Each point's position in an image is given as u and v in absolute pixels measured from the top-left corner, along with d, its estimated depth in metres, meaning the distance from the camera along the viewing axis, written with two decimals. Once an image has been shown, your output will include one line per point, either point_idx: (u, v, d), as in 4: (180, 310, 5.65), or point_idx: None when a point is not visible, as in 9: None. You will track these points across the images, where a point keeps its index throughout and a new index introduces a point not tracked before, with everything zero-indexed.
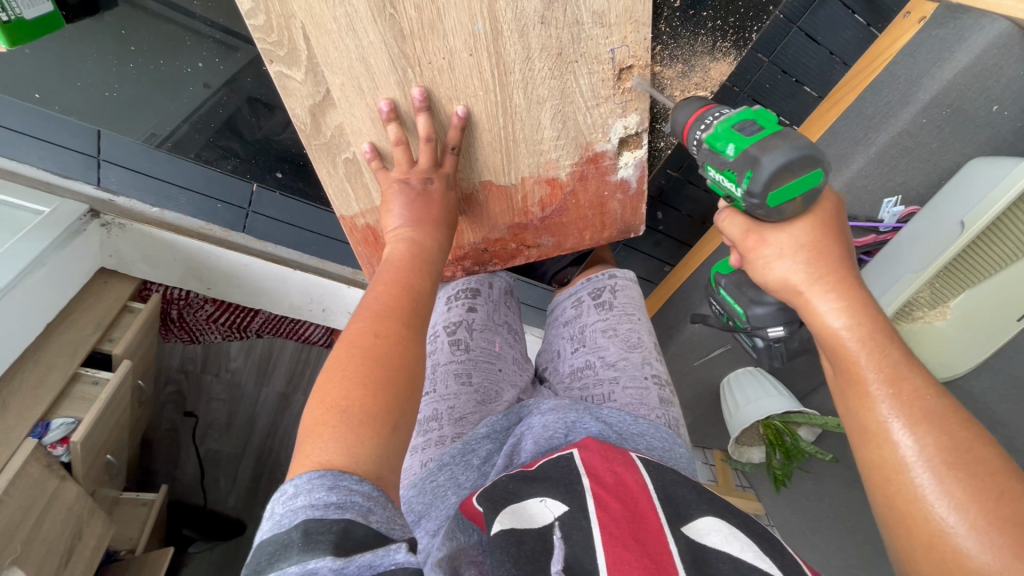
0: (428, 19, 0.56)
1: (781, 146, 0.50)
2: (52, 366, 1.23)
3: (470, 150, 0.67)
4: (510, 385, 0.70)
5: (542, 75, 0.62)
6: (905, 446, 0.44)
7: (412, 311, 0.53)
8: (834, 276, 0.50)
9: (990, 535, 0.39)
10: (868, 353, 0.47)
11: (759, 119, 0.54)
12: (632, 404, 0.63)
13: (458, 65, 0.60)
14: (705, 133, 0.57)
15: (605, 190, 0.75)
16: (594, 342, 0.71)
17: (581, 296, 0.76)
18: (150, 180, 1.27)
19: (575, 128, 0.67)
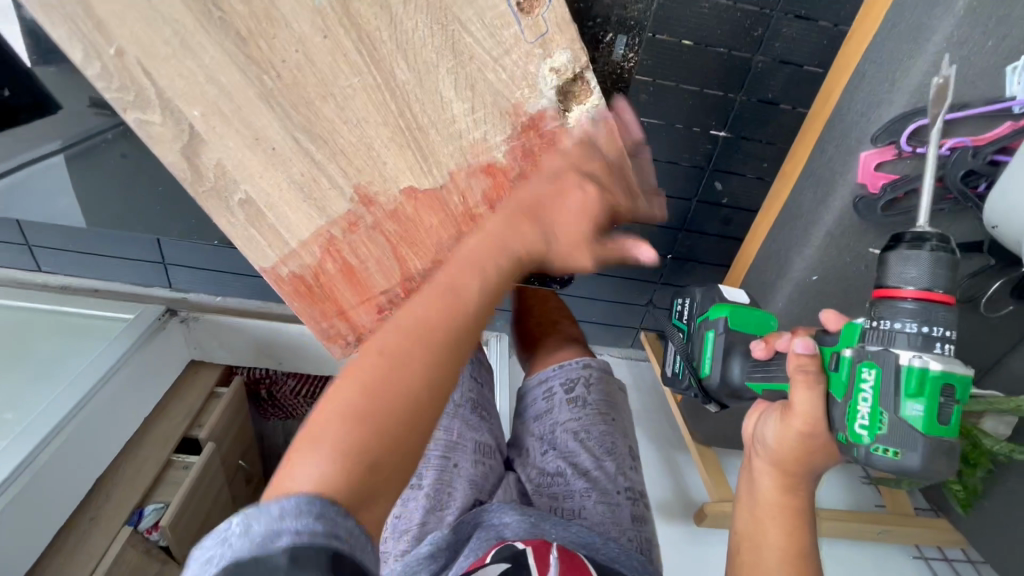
0: (260, 10, 0.47)
1: (942, 457, 0.50)
2: (147, 457, 1.24)
3: (372, 154, 0.54)
4: (466, 482, 0.75)
5: (416, 35, 0.49)
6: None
7: (434, 362, 0.42)
8: (791, 462, 0.59)
9: None
10: (775, 493, 0.59)
11: (957, 389, 0.50)
12: (601, 521, 0.72)
13: (316, 54, 0.49)
14: (903, 360, 0.50)
15: (565, 161, 0.56)
16: (565, 446, 0.79)
17: (553, 390, 0.84)
18: (212, 274, 1.36)
19: (490, 91, 0.52)
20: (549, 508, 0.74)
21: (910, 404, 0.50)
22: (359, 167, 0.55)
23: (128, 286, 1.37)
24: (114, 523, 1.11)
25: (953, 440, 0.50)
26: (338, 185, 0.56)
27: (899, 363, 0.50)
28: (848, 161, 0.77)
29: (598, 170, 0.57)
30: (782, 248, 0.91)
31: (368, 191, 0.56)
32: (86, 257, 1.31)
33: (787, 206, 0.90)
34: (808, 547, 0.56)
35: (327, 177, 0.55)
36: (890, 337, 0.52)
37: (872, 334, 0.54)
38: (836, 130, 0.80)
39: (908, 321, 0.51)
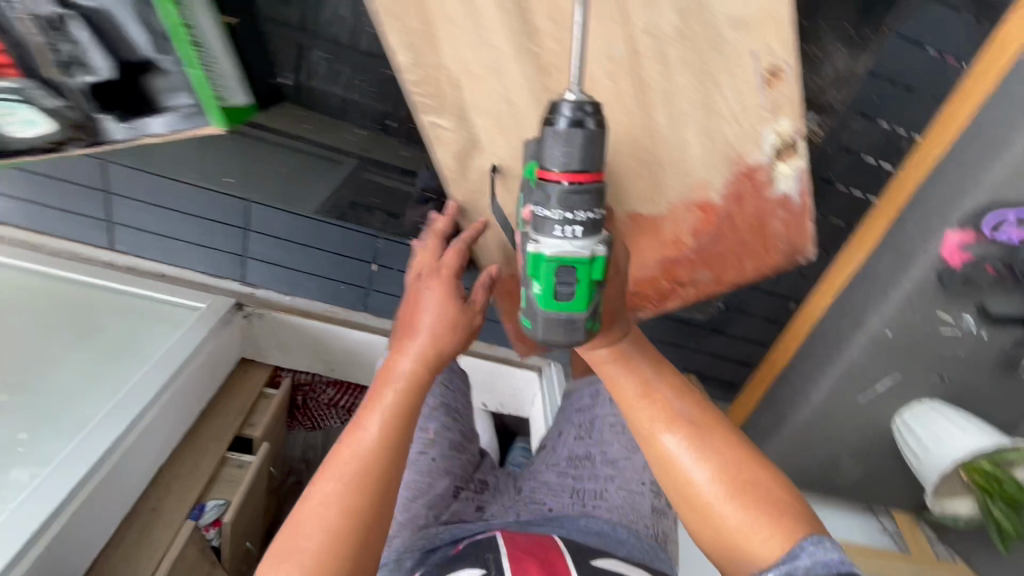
0: (569, 51, 0.57)
1: (559, 336, 0.57)
2: (203, 451, 1.20)
3: (614, 180, 0.64)
4: (444, 474, 0.99)
5: (682, 89, 0.60)
6: (678, 451, 0.64)
7: (356, 498, 0.58)
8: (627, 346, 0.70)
9: (734, 503, 0.61)
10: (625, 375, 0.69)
11: (582, 270, 0.55)
12: (620, 501, 0.97)
13: (599, 92, 0.59)
14: (533, 248, 0.56)
15: (765, 208, 0.67)
16: (599, 438, 1.07)
17: (597, 405, 1.13)
18: (287, 273, 1.36)
19: (724, 142, 0.63)
20: (577, 487, 1.00)
21: (530, 284, 0.58)
22: None
23: (194, 275, 1.34)
24: (176, 515, 1.07)
25: (581, 313, 0.56)
26: None
27: (534, 250, 0.56)
28: (930, 238, 0.92)
29: (788, 218, 0.67)
30: (855, 305, 1.04)
31: (600, 209, 0.65)
32: (164, 241, 1.29)
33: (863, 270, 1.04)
34: (697, 415, 0.67)
35: None
36: (544, 224, 0.55)
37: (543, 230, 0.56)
38: (918, 211, 0.96)
39: (547, 210, 0.55)
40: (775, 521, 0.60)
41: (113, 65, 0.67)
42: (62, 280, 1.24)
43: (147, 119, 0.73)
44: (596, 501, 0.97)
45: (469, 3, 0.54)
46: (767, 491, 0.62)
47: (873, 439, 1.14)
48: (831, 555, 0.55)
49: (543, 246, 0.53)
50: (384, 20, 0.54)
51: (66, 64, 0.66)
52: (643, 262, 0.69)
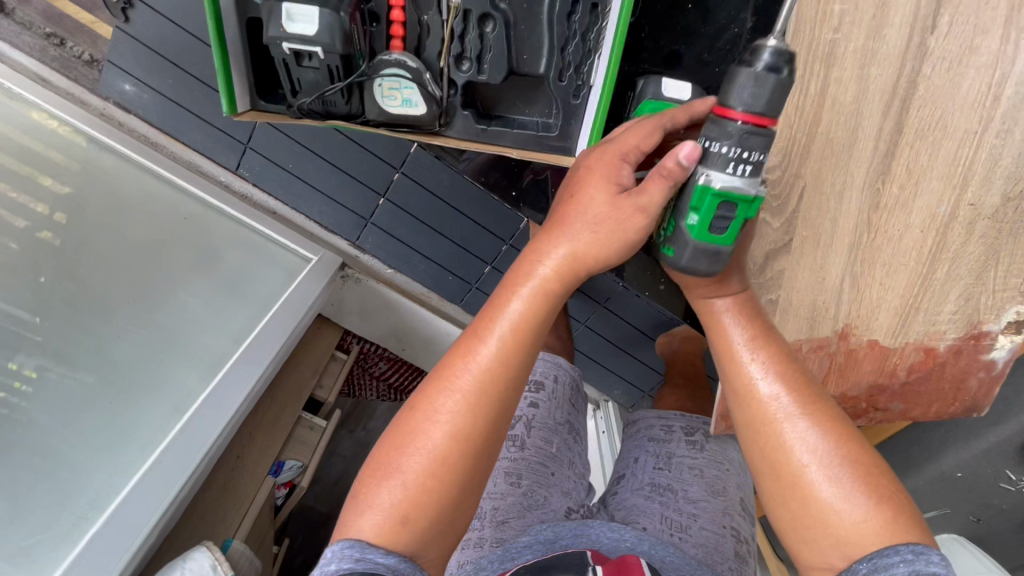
0: (904, 198, 0.62)
1: (699, 269, 0.48)
2: (285, 405, 1.16)
3: (875, 311, 0.69)
4: (560, 493, 0.64)
5: (969, 257, 0.67)
6: (777, 403, 0.49)
7: (474, 422, 0.44)
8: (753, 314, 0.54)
9: (835, 474, 0.45)
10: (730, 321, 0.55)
11: (746, 205, 0.45)
12: (708, 549, 0.65)
13: (907, 238, 0.65)
14: (703, 177, 0.44)
15: (972, 367, 0.71)
16: (677, 473, 0.73)
17: (673, 426, 0.79)
18: (400, 246, 1.33)
19: (974, 307, 0.69)
20: (657, 518, 0.67)
21: (683, 213, 0.47)
22: (861, 313, 0.69)
23: (309, 226, 1.31)
24: (259, 470, 1.06)
25: (727, 250, 0.47)
26: (840, 321, 0.68)
27: (702, 180, 0.44)
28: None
29: (986, 380, 0.72)
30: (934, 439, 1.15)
31: (852, 330, 0.70)
32: (292, 180, 1.23)
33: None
34: (797, 377, 0.50)
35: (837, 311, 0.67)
36: (713, 159, 0.44)
37: (711, 153, 0.44)
38: None
39: (721, 145, 0.44)
40: (878, 508, 0.44)
41: (505, 70, 0.61)
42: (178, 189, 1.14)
43: (502, 133, 0.64)
44: (679, 536, 0.65)
45: (854, 136, 0.61)
46: (873, 473, 0.46)
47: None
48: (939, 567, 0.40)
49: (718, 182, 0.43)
50: None
51: (459, 57, 0.61)
52: (845, 379, 0.74)
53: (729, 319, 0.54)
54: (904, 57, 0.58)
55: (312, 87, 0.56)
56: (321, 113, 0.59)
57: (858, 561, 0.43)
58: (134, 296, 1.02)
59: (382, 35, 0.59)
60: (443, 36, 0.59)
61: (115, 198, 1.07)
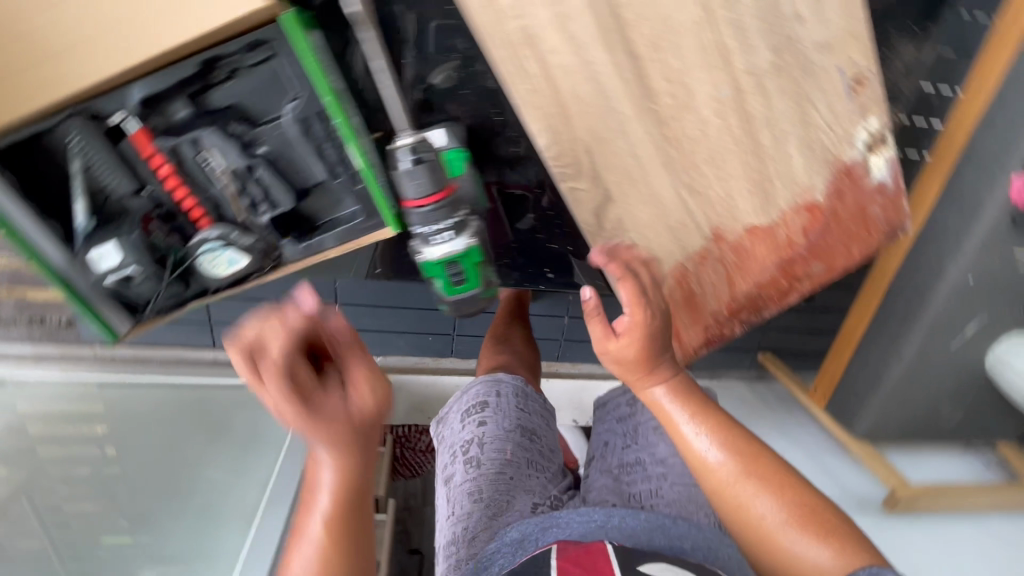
0: (681, 102, 0.64)
1: (466, 298, 0.86)
2: None
3: (731, 201, 0.71)
4: (524, 492, 0.72)
5: (782, 112, 0.67)
6: (713, 456, 0.59)
7: (350, 496, 0.50)
8: (686, 393, 0.64)
9: (809, 529, 0.56)
10: (671, 395, 0.63)
11: (463, 259, 0.80)
12: (681, 500, 0.76)
13: (711, 130, 0.66)
14: (421, 249, 0.79)
15: (863, 197, 0.73)
16: (646, 441, 0.85)
17: (633, 396, 0.92)
18: (375, 335, 1.43)
19: (821, 149, 0.70)
20: (626, 496, 0.79)
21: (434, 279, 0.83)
22: (718, 212, 0.71)
23: None
24: None
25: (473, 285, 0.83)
26: (702, 227, 0.72)
27: (426, 253, 0.80)
28: (997, 183, 0.97)
29: (885, 202, 0.73)
30: (933, 255, 1.08)
31: (721, 231, 0.72)
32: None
33: (926, 230, 1.10)
34: (744, 444, 0.60)
35: (694, 223, 0.71)
36: (424, 239, 0.79)
37: (421, 233, 0.78)
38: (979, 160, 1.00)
39: (422, 228, 0.77)
40: (832, 543, 0.55)
41: (292, 194, 0.74)
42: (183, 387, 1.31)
43: (322, 239, 0.77)
44: (651, 502, 0.77)
45: (596, 82, 0.62)
46: (824, 513, 0.57)
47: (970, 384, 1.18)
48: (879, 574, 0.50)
49: (430, 255, 0.79)
50: (526, 108, 0.62)
51: (251, 205, 0.72)
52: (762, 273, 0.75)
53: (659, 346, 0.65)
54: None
55: (150, 290, 0.75)
56: (172, 301, 0.78)
57: None
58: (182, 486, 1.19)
59: (184, 221, 0.73)
60: (229, 197, 0.72)
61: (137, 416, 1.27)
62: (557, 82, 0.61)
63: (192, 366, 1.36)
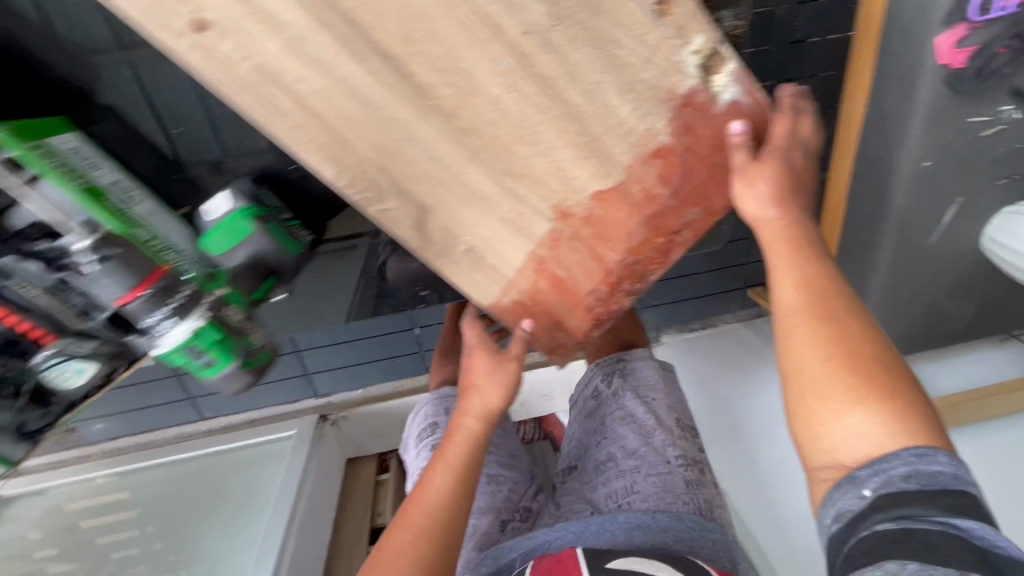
0: (462, 88, 0.58)
1: (227, 372, 0.89)
2: (352, 557, 1.32)
3: (563, 174, 0.64)
4: (512, 483, 1.05)
5: (584, 63, 0.59)
6: (789, 304, 0.64)
7: (466, 504, 0.79)
8: (800, 238, 0.65)
9: (862, 394, 0.58)
10: (783, 225, 0.65)
11: (198, 341, 0.83)
12: (660, 489, 0.90)
13: (509, 107, 0.60)
14: (155, 348, 0.82)
15: (718, 125, 0.64)
16: (616, 434, 1.00)
17: (599, 386, 1.07)
18: (351, 369, 1.41)
19: (647, 87, 0.61)
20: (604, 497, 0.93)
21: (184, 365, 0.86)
22: (554, 189, 0.64)
23: (270, 409, 1.44)
24: None
25: (223, 362, 0.86)
26: (540, 209, 0.65)
27: (160, 348, 0.83)
28: (921, 50, 0.80)
29: (747, 121, 0.64)
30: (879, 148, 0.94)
31: (564, 207, 0.65)
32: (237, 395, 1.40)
33: (866, 123, 0.94)
34: (865, 354, 0.60)
35: (531, 208, 0.65)
36: (156, 334, 0.81)
37: (152, 331, 0.82)
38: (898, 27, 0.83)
39: (147, 322, 0.80)
40: (880, 408, 0.57)
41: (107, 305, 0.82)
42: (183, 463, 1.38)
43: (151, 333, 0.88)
44: (627, 500, 0.90)
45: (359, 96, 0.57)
46: (886, 365, 0.60)
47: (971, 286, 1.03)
48: (942, 469, 0.54)
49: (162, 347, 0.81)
50: (297, 146, 0.58)
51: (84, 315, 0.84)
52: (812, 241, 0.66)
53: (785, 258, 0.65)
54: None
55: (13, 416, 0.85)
56: (40, 420, 0.89)
57: (858, 468, 0.57)
58: (219, 547, 1.29)
59: (25, 346, 0.82)
60: (62, 315, 0.83)
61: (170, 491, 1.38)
62: (317, 110, 0.57)
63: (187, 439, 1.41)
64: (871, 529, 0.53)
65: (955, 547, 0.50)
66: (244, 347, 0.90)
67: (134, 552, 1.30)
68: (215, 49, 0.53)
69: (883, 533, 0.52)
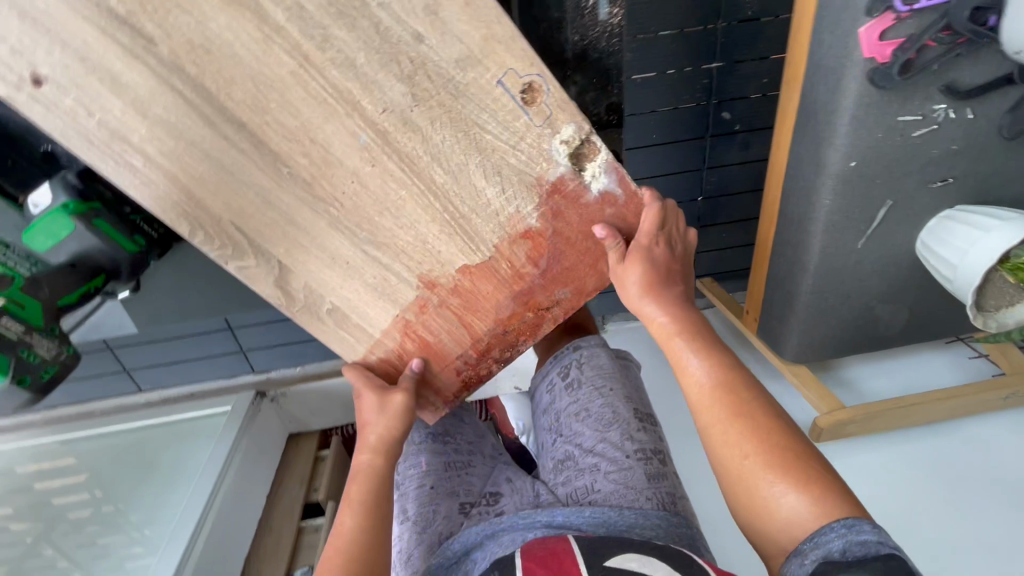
0: (319, 159, 0.57)
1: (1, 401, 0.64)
2: (280, 530, 1.23)
3: (428, 246, 0.63)
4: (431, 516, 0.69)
5: (445, 144, 0.58)
6: (697, 383, 0.57)
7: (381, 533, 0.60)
8: (690, 326, 0.61)
9: (772, 478, 0.49)
10: (671, 323, 0.61)
11: None
12: (620, 490, 0.63)
13: (369, 180, 0.59)
14: None
15: (589, 213, 0.63)
16: (570, 429, 0.70)
17: (552, 378, 0.76)
18: (282, 349, 1.35)
19: (514, 172, 0.60)
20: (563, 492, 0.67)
21: None
22: (419, 260, 0.64)
23: (208, 383, 1.38)
24: None
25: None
26: (406, 279, 0.65)
27: None
28: (846, 46, 0.69)
29: (618, 212, 0.63)
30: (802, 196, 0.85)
31: (430, 277, 0.65)
32: (170, 367, 1.33)
33: (790, 179, 0.88)
34: (776, 442, 0.51)
35: (395, 275, 0.65)
36: None
37: None
38: (822, 68, 0.73)
39: None
40: (808, 493, 0.48)
41: None
42: (117, 432, 1.32)
43: None
44: (589, 500, 0.64)
45: (211, 158, 0.56)
46: (801, 454, 0.51)
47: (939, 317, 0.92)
48: (867, 538, 0.43)
49: None
50: (149, 202, 0.58)
51: None
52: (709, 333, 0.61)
53: (689, 353, 0.59)
54: (164, 65, 0.51)
55: None
56: None
57: (803, 542, 0.46)
58: (169, 511, 1.19)
59: None
60: None
61: (124, 454, 1.30)
62: (169, 169, 0.56)
63: (123, 411, 1.36)
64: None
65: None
66: (18, 360, 0.64)
67: (84, 514, 1.20)
68: (57, 104, 0.52)
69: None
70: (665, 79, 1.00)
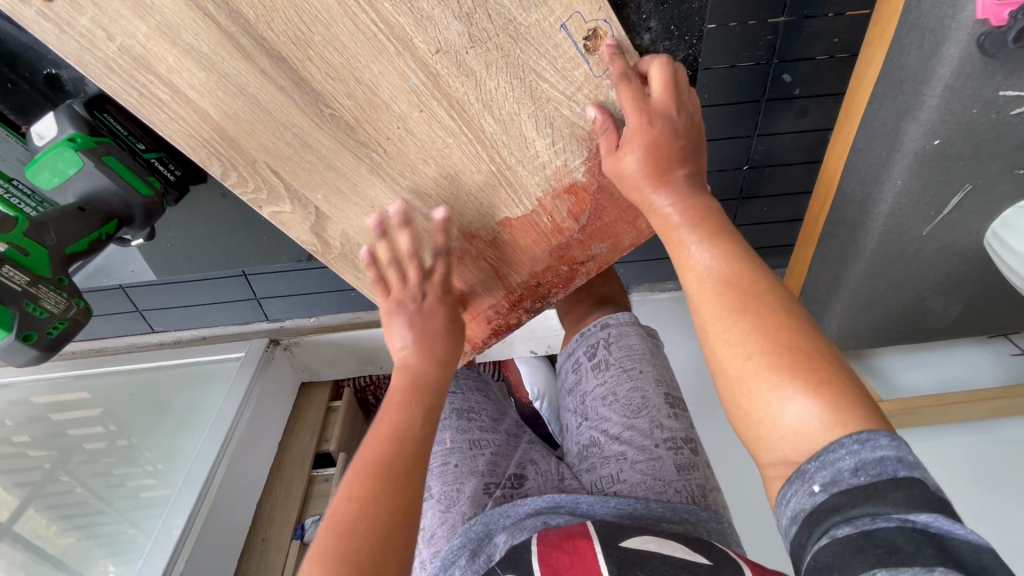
0: (364, 101, 0.53)
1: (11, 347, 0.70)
2: (292, 476, 1.29)
3: (470, 197, 0.62)
4: (456, 484, 0.70)
5: (500, 91, 0.55)
6: (700, 262, 0.50)
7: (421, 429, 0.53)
8: (698, 217, 0.52)
9: (792, 387, 0.43)
10: (673, 210, 0.52)
11: None
12: (645, 480, 0.63)
13: (415, 127, 0.56)
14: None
15: None
16: (596, 413, 0.72)
17: (579, 358, 0.78)
18: (298, 297, 1.39)
19: (566, 124, 0.58)
20: (588, 481, 0.68)
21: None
22: (459, 211, 0.63)
23: (228, 327, 1.45)
24: (282, 541, 1.18)
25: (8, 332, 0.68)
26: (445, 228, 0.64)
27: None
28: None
29: None
30: (869, 174, 0.87)
31: (469, 228, 0.65)
32: (185, 310, 1.39)
33: (872, 120, 0.84)
34: (804, 349, 0.45)
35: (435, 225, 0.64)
36: None
37: None
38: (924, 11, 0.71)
39: None
40: (825, 399, 0.42)
41: None
42: (133, 370, 1.39)
43: None
44: (614, 489, 0.64)
45: (247, 95, 0.52)
46: (817, 359, 0.44)
47: (969, 264, 0.91)
48: (885, 454, 0.39)
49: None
50: (179, 139, 0.54)
51: None
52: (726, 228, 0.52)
53: (702, 252, 0.50)
54: None
55: None
56: None
57: (806, 460, 0.41)
58: (181, 448, 1.25)
59: None
60: None
61: (135, 392, 1.37)
62: (200, 104, 0.52)
63: (136, 351, 1.43)
64: (831, 536, 0.38)
65: (917, 543, 0.35)
66: (25, 315, 0.70)
67: (99, 446, 1.28)
68: (71, 23, 0.46)
69: (842, 542, 0.37)
70: (726, 32, 0.98)
